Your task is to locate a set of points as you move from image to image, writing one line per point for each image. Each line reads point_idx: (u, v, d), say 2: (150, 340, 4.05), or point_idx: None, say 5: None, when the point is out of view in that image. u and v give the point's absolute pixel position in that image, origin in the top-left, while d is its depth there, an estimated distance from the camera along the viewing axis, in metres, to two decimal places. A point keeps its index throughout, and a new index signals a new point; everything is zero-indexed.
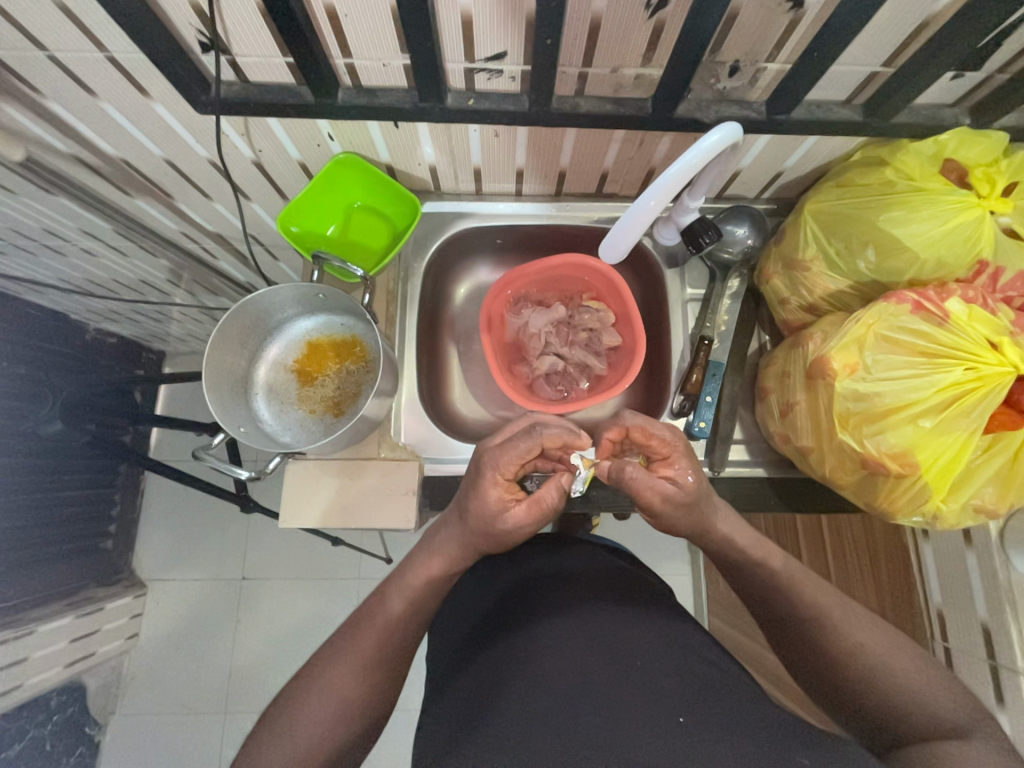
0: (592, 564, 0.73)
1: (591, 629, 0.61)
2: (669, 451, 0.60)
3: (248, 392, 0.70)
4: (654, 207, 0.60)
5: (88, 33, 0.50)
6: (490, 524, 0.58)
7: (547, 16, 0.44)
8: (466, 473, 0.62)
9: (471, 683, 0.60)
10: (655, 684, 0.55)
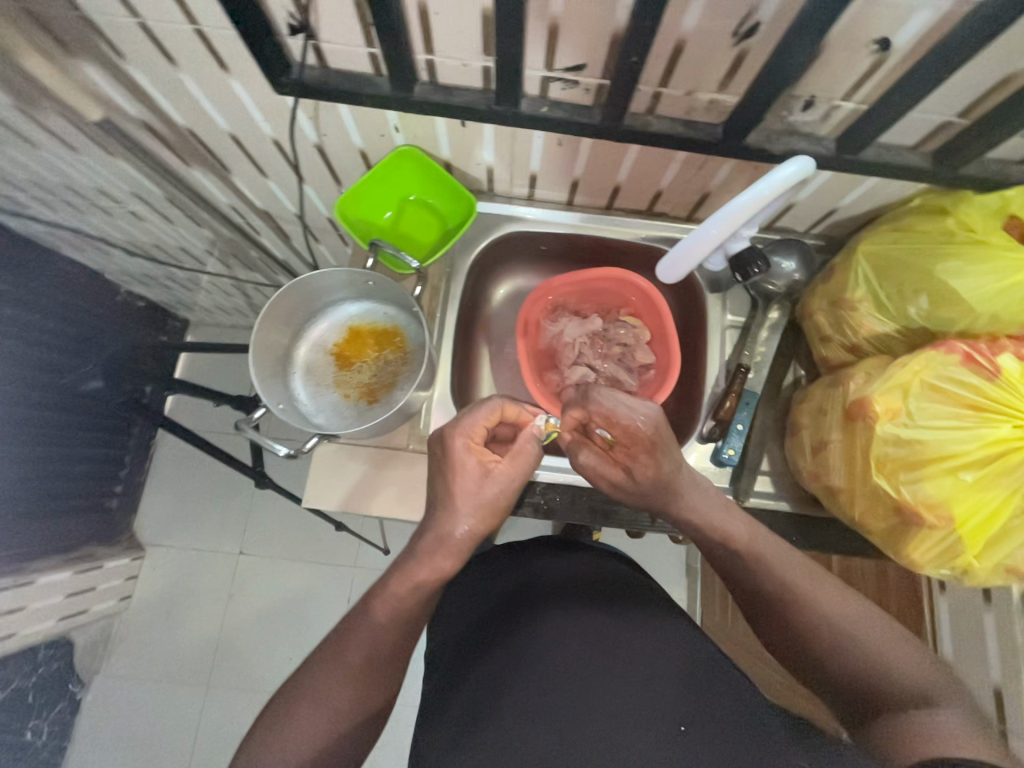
0: (581, 555, 0.74)
1: (584, 627, 0.62)
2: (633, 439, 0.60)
3: (287, 370, 0.71)
4: (715, 237, 0.61)
5: (183, 6, 0.51)
6: (478, 488, 0.59)
7: (637, 37, 0.44)
8: (434, 451, 0.62)
9: (469, 683, 0.61)
10: (649, 691, 0.56)
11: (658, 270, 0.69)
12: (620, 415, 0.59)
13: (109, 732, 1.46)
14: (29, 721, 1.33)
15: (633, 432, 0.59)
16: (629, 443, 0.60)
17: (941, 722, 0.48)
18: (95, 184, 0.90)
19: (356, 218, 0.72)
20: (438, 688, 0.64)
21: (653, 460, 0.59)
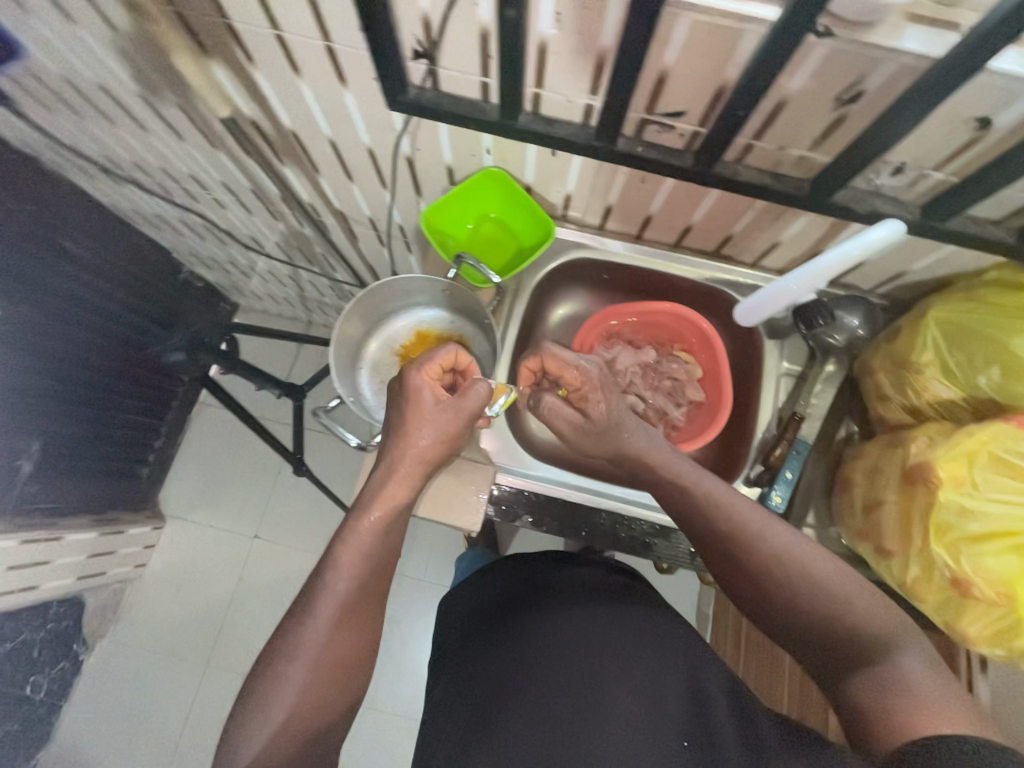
0: (577, 569, 0.79)
1: (584, 631, 0.67)
2: (581, 381, 0.70)
3: (357, 362, 0.79)
4: (793, 290, 0.68)
5: (320, 26, 0.56)
6: (431, 419, 0.67)
7: (745, 94, 0.47)
8: (396, 394, 0.70)
9: (481, 679, 0.66)
10: (650, 694, 0.60)
11: (736, 315, 0.76)
12: (566, 359, 0.69)
13: (108, 697, 1.47)
14: (31, 675, 1.35)
15: (580, 373, 0.70)
16: (578, 385, 0.70)
17: (905, 669, 0.50)
18: (193, 170, 0.96)
19: (439, 232, 0.77)
20: (449, 692, 0.68)
21: (599, 398, 0.69)
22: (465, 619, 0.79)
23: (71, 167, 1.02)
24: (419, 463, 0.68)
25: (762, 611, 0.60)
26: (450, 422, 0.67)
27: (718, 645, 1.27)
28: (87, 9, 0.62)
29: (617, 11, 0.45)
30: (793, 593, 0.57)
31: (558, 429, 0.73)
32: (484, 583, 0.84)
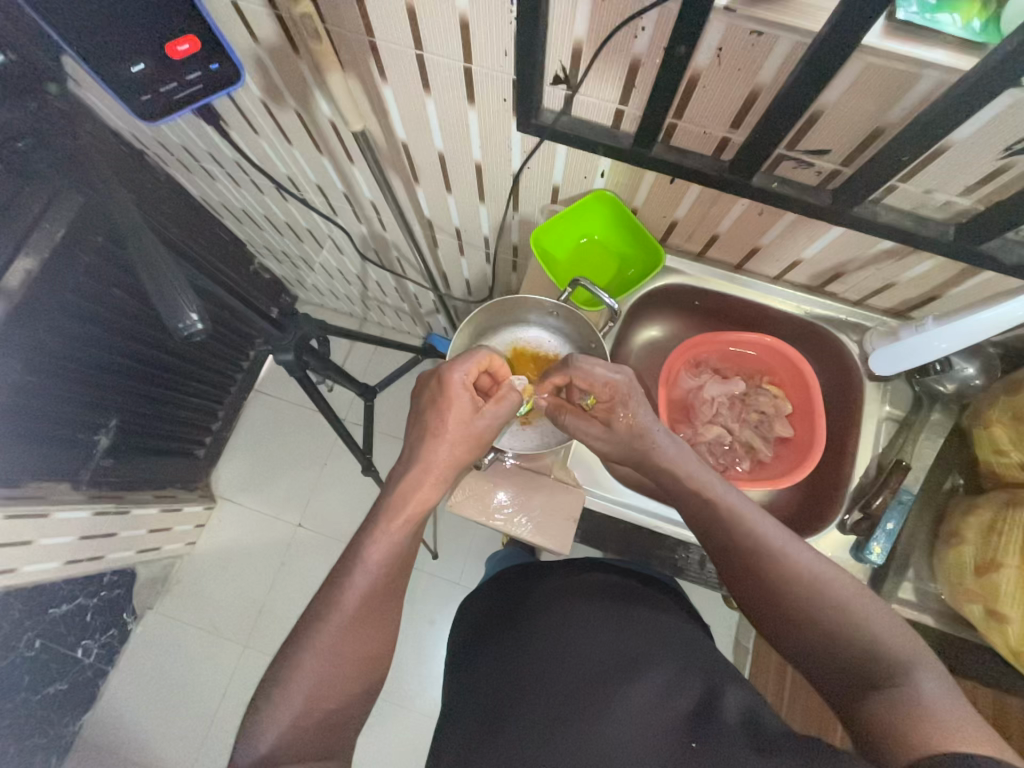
0: (582, 575, 0.78)
1: (591, 635, 0.66)
2: (609, 397, 0.64)
3: None
4: (942, 350, 0.65)
5: (466, 46, 0.56)
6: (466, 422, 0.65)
7: (913, 137, 0.45)
8: (428, 394, 0.67)
9: (489, 682, 0.65)
10: (655, 692, 0.57)
11: (873, 367, 0.73)
12: (596, 374, 0.63)
13: (144, 674, 1.43)
14: (82, 639, 1.33)
15: (610, 389, 0.63)
16: (606, 400, 0.65)
17: (928, 695, 0.47)
18: (290, 171, 0.98)
19: (547, 253, 0.78)
20: (456, 695, 0.68)
21: (628, 414, 0.63)
22: (471, 624, 0.79)
23: (176, 162, 1.08)
24: (454, 465, 0.66)
25: (775, 624, 0.57)
26: (487, 425, 0.66)
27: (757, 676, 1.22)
28: (237, 21, 0.66)
29: (785, 51, 0.45)
30: (814, 610, 0.54)
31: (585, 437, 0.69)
32: (490, 589, 0.85)
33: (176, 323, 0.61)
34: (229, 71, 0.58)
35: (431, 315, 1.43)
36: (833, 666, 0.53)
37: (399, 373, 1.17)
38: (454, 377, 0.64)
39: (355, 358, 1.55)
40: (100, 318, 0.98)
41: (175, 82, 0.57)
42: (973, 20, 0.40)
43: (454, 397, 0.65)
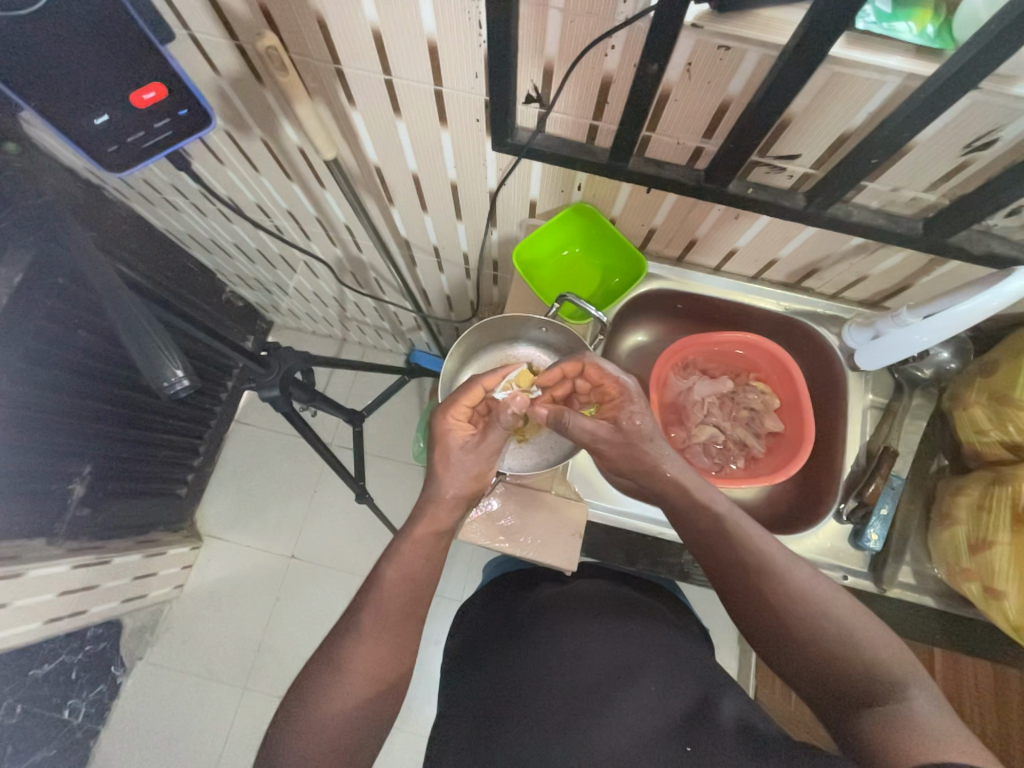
0: (581, 580, 0.78)
1: (589, 639, 0.66)
2: (618, 393, 0.64)
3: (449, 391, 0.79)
4: (923, 343, 0.66)
5: (436, 70, 0.56)
6: (465, 458, 0.65)
7: (881, 140, 0.47)
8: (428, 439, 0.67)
9: (484, 692, 0.64)
10: (652, 700, 0.58)
11: (859, 361, 0.75)
12: (606, 370, 0.64)
13: (134, 730, 1.35)
14: (68, 699, 1.26)
15: (620, 386, 0.64)
16: (615, 396, 0.65)
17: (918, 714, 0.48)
18: (259, 199, 0.95)
19: (529, 268, 0.78)
20: (451, 696, 0.68)
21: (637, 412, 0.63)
22: (466, 626, 0.79)
23: (137, 197, 1.03)
24: (467, 495, 0.65)
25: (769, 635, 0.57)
26: (491, 450, 0.65)
27: (763, 697, 1.22)
28: (195, 53, 0.64)
29: (754, 63, 0.46)
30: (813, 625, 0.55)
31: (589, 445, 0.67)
32: (485, 591, 0.84)
33: (161, 381, 0.60)
34: (199, 115, 0.57)
35: (412, 331, 1.40)
36: (819, 673, 0.54)
37: (385, 395, 1.15)
38: (444, 422, 0.65)
39: (338, 382, 1.52)
40: (67, 362, 0.94)
41: (143, 132, 0.55)
42: (926, 26, 0.41)
43: (449, 440, 0.65)
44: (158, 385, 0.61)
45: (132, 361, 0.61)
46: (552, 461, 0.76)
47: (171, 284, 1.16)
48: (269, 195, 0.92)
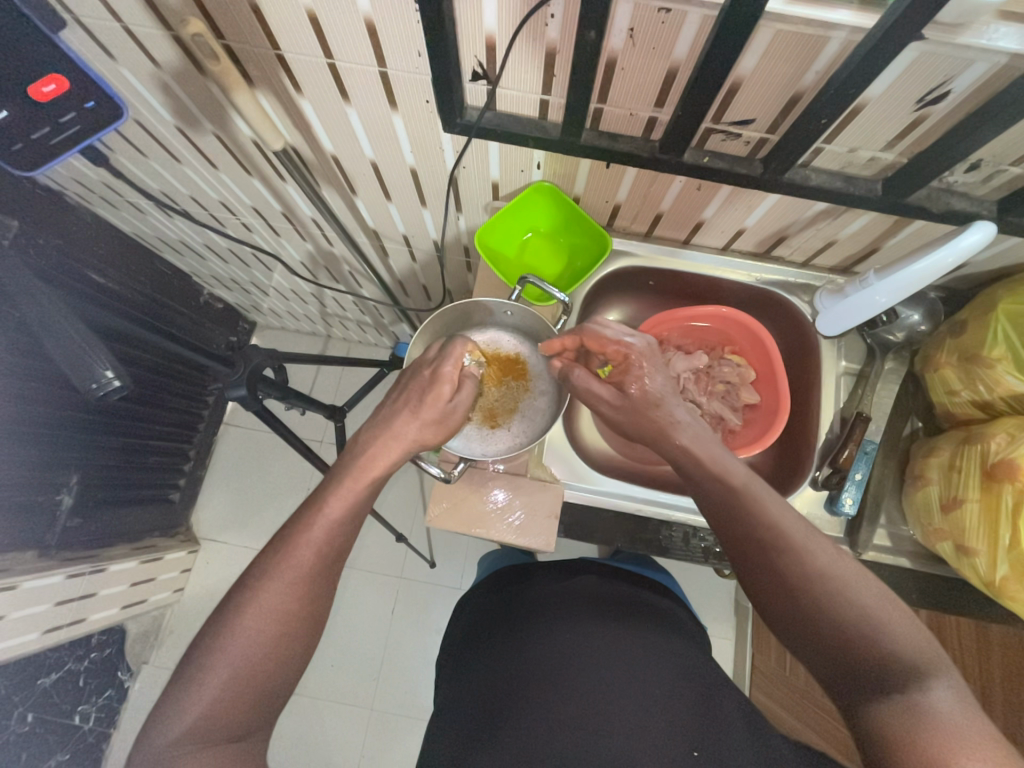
0: (572, 577, 0.79)
1: (585, 637, 0.67)
2: (624, 356, 0.65)
3: None
4: (884, 305, 0.67)
5: (378, 51, 0.54)
6: (444, 409, 0.63)
7: (830, 98, 0.46)
8: (407, 383, 0.65)
9: (481, 693, 0.65)
10: (657, 700, 0.59)
11: (825, 327, 0.74)
12: (607, 336, 0.65)
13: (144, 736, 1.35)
14: (77, 706, 1.25)
15: (624, 349, 0.65)
16: (621, 360, 0.66)
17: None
18: (222, 197, 0.93)
19: (492, 252, 0.77)
20: (452, 695, 0.69)
21: (639, 377, 0.64)
22: (465, 624, 0.81)
23: (101, 201, 1.01)
24: (422, 448, 0.64)
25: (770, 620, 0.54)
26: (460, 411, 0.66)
27: (759, 685, 1.23)
28: (132, 46, 0.62)
29: (696, 24, 0.45)
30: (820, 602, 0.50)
31: (592, 405, 0.69)
32: (483, 589, 0.86)
33: (91, 382, 0.59)
34: (110, 107, 0.54)
35: (394, 324, 1.39)
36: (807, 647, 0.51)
37: (367, 389, 1.14)
38: (444, 365, 0.63)
39: (323, 381, 1.51)
40: (43, 374, 0.93)
41: (48, 127, 0.53)
42: None
43: (436, 380, 0.63)
44: (89, 388, 0.60)
45: (60, 369, 0.60)
46: (523, 443, 0.75)
47: (140, 287, 1.14)
48: (229, 191, 0.91)
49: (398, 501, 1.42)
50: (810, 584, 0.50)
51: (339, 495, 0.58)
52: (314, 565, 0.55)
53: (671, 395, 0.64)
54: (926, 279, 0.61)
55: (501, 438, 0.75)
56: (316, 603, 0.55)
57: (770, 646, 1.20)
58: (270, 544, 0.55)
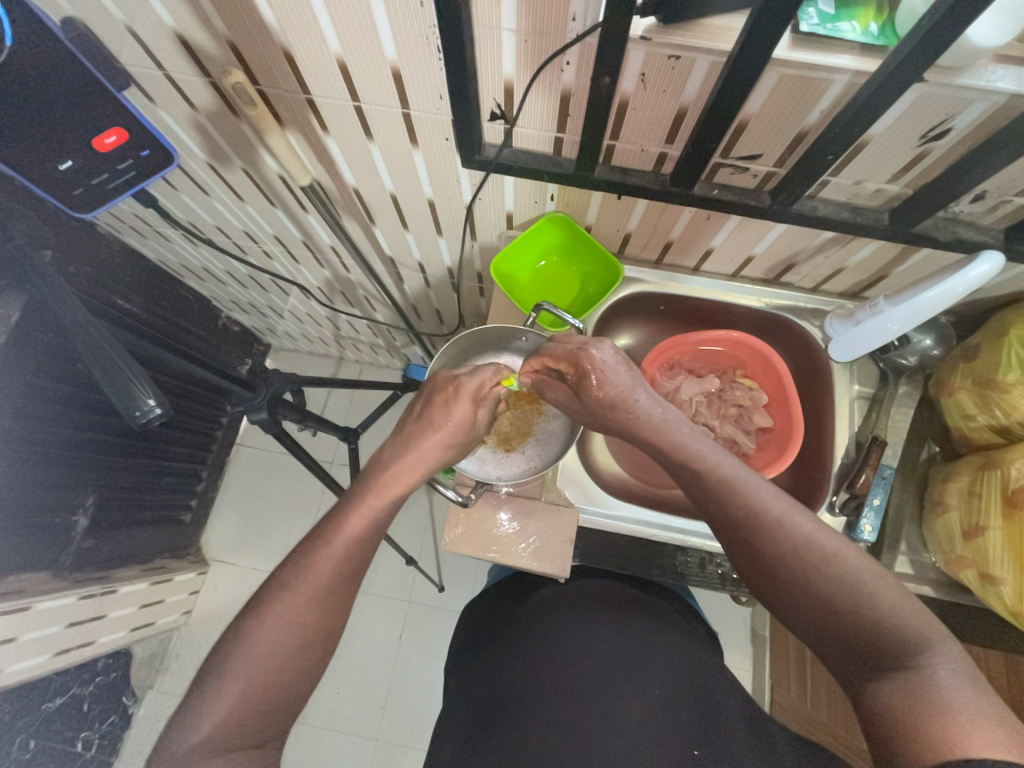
0: (576, 581, 0.78)
1: (587, 642, 0.65)
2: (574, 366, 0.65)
3: None
4: (896, 331, 0.67)
5: (402, 94, 0.58)
6: (465, 427, 0.66)
7: (834, 136, 0.48)
8: (428, 400, 0.68)
9: (482, 698, 0.63)
10: (657, 703, 0.58)
11: (837, 352, 0.75)
12: (558, 349, 0.67)
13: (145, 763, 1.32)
14: (80, 733, 1.23)
15: (572, 358, 0.65)
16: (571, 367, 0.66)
17: (931, 695, 0.43)
18: (246, 227, 0.97)
19: (507, 279, 0.79)
20: (453, 702, 0.68)
21: (598, 376, 0.63)
22: (470, 628, 0.80)
23: (129, 230, 1.05)
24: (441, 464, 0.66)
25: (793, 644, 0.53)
26: (483, 423, 0.70)
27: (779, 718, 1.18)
28: (173, 92, 0.66)
29: (704, 69, 0.47)
30: (842, 629, 0.49)
31: (569, 410, 0.70)
32: (485, 597, 0.84)
33: (135, 411, 0.61)
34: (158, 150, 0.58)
35: (407, 346, 1.41)
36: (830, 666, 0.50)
37: (380, 411, 1.15)
38: (468, 387, 0.66)
39: (335, 401, 1.53)
40: (68, 395, 0.95)
41: (106, 174, 0.57)
42: (869, 25, 0.43)
43: (459, 401, 0.66)
44: (132, 415, 0.62)
45: (103, 394, 0.62)
46: (539, 467, 0.76)
47: (162, 312, 1.17)
48: (253, 221, 0.94)
49: (408, 521, 1.42)
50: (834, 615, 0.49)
51: (356, 517, 0.59)
52: (333, 587, 0.55)
53: (632, 387, 0.63)
54: (937, 308, 0.61)
55: (517, 462, 0.77)
56: (331, 626, 0.55)
57: (791, 677, 1.16)
58: (290, 566, 0.55)
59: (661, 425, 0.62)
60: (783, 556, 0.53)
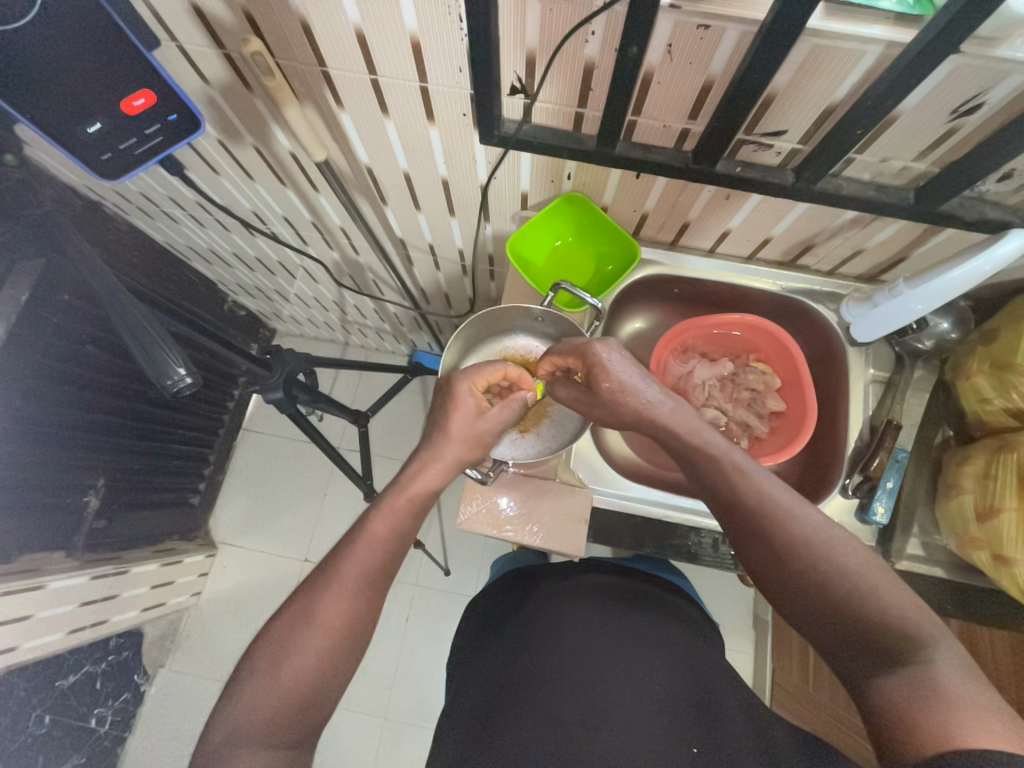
0: (574, 575, 0.78)
1: (585, 636, 0.66)
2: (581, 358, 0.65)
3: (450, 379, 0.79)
4: (920, 310, 0.66)
5: (420, 67, 0.57)
6: (474, 424, 0.65)
7: (865, 109, 0.47)
8: (438, 401, 0.69)
9: (482, 692, 0.64)
10: (658, 700, 0.58)
11: (858, 334, 0.74)
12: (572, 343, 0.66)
13: (156, 739, 1.33)
14: (93, 708, 1.25)
15: (579, 351, 0.65)
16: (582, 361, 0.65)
17: None
18: (255, 207, 0.96)
19: (523, 260, 0.78)
20: (458, 691, 0.68)
21: (602, 367, 0.62)
22: (472, 624, 0.80)
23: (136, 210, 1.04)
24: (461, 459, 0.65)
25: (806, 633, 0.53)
26: (494, 428, 0.65)
27: (780, 700, 1.20)
28: (185, 62, 0.65)
29: (734, 39, 0.46)
30: (855, 609, 0.49)
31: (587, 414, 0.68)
32: (490, 591, 0.84)
33: (165, 380, 0.60)
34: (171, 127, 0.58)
35: (414, 333, 1.41)
36: (841, 653, 0.50)
37: (389, 395, 1.15)
38: (463, 382, 0.66)
39: (342, 386, 1.53)
40: (80, 377, 0.96)
41: (135, 139, 0.56)
42: None
43: (461, 403, 0.65)
44: (163, 385, 0.61)
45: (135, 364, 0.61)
46: (554, 448, 0.77)
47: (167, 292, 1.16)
48: (262, 201, 0.93)
49: None
50: (851, 593, 0.50)
51: None
52: (354, 563, 0.56)
53: (636, 376, 0.62)
54: (962, 288, 0.61)
55: (531, 446, 0.77)
56: (351, 601, 0.55)
57: (792, 660, 1.17)
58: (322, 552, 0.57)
59: (678, 406, 0.61)
60: (801, 538, 0.52)
